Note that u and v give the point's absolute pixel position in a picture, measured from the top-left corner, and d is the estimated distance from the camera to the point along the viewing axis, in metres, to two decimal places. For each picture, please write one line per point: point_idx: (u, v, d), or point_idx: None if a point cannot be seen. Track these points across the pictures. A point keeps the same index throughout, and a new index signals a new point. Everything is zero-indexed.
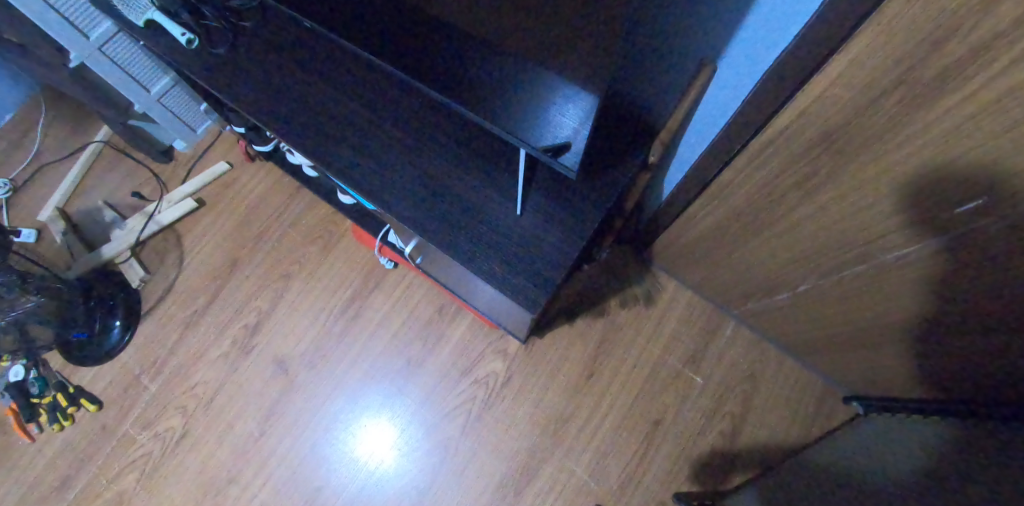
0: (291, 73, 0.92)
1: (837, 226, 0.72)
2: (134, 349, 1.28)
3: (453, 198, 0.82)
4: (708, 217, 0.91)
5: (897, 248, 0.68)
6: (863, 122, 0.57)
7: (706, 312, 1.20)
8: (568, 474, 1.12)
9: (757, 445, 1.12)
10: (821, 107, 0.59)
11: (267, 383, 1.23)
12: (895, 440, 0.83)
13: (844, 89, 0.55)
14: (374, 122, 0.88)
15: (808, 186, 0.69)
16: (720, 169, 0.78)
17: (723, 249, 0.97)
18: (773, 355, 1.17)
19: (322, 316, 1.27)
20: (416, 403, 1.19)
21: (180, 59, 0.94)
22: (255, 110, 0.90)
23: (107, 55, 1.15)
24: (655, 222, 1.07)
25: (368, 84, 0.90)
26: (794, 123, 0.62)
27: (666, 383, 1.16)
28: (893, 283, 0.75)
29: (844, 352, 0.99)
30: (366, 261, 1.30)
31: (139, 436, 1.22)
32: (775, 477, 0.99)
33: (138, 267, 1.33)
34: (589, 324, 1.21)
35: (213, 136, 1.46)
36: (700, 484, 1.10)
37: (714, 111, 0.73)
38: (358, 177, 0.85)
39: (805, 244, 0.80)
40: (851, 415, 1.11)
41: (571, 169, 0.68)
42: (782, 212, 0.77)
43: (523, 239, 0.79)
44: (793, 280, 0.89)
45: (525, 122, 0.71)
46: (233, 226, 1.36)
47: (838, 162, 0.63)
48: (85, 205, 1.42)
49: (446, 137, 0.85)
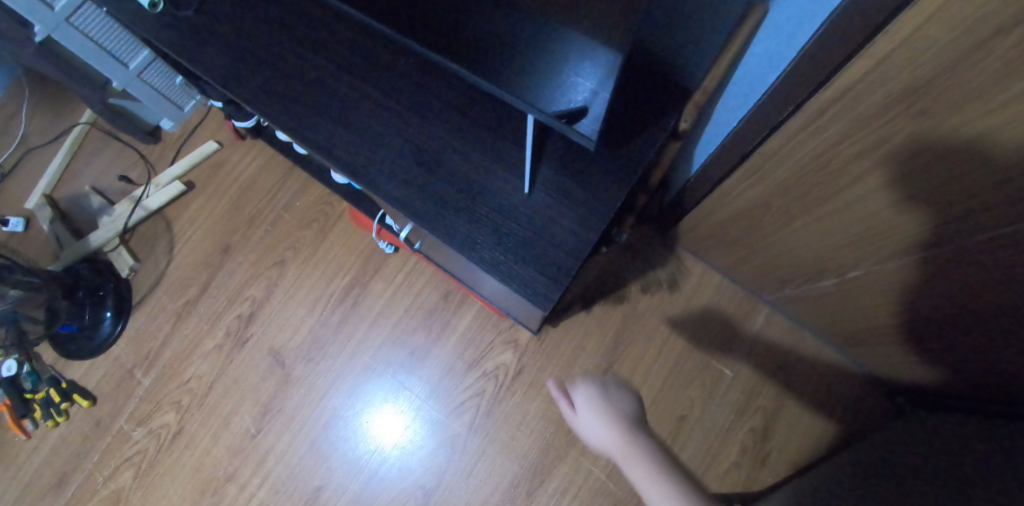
0: (269, 38, 0.82)
1: (909, 203, 0.61)
2: (126, 342, 1.21)
3: (452, 177, 0.72)
4: (747, 192, 0.80)
5: (972, 233, 0.58)
6: (960, 74, 0.46)
7: (735, 298, 1.10)
8: (585, 475, 1.04)
9: (792, 442, 1.02)
10: (906, 55, 0.47)
11: (264, 377, 1.15)
12: (946, 449, 0.76)
13: (941, 30, 0.44)
14: (363, 92, 0.77)
15: (877, 156, 0.58)
16: (766, 136, 0.67)
17: (761, 230, 0.87)
18: (810, 343, 1.07)
19: (319, 305, 1.18)
20: (422, 397, 1.12)
21: (149, 25, 0.84)
22: (231, 80, 0.80)
23: (76, 28, 1.06)
24: (682, 199, 0.96)
25: (357, 47, 0.80)
26: (868, 76, 0.51)
27: (692, 376, 1.07)
28: (960, 273, 0.64)
29: (897, 346, 0.88)
30: (365, 245, 1.21)
31: (134, 433, 1.15)
32: (817, 482, 0.90)
33: (127, 256, 1.24)
34: (607, 310, 1.12)
35: (201, 113, 1.36)
36: (729, 485, 1.01)
37: (763, 65, 0.62)
38: (345, 156, 0.75)
39: (864, 224, 0.69)
40: (896, 410, 1.01)
41: (591, 139, 0.57)
42: (839, 187, 0.66)
43: (531, 222, 0.70)
44: (843, 265, 0.79)
45: (530, 84, 0.59)
46: (224, 211, 1.27)
47: (918, 125, 0.52)
48: (72, 190, 1.34)
49: (444, 106, 0.75)
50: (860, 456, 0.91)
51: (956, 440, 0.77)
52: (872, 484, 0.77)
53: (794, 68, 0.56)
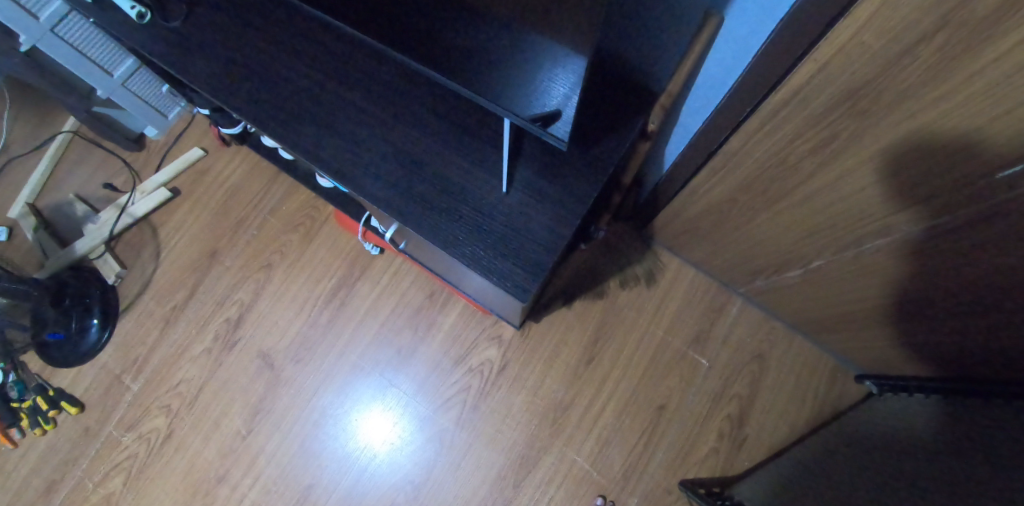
0: (254, 47, 0.84)
1: (860, 195, 0.65)
2: (114, 348, 1.22)
3: (434, 178, 0.75)
4: (714, 189, 0.85)
5: (920, 221, 0.63)
6: (894, 75, 0.50)
7: (710, 290, 1.15)
8: (569, 464, 1.08)
9: (765, 427, 1.07)
10: (846, 60, 0.52)
11: (253, 379, 1.17)
12: (914, 432, 0.80)
13: (873, 37, 0.49)
14: (347, 98, 0.80)
15: (827, 151, 0.63)
16: (728, 136, 0.72)
17: (729, 224, 0.91)
18: (781, 332, 1.12)
19: (307, 307, 1.21)
20: (409, 394, 1.14)
21: (136, 36, 0.87)
22: (217, 87, 0.82)
23: (62, 38, 1.07)
24: (656, 196, 1.00)
25: (340, 55, 0.83)
26: (813, 80, 0.56)
27: (670, 366, 1.11)
28: (913, 258, 0.69)
29: (861, 332, 0.93)
30: (351, 247, 1.24)
31: (123, 438, 1.16)
32: (791, 465, 0.95)
33: (113, 263, 1.25)
34: (588, 306, 1.15)
35: (185, 121, 1.38)
36: (707, 470, 1.06)
37: (722, 69, 0.67)
38: (330, 159, 0.78)
39: (822, 215, 0.73)
40: (862, 394, 1.06)
41: (564, 140, 0.61)
42: (797, 182, 0.71)
43: (509, 220, 0.73)
44: (806, 255, 0.84)
45: (506, 91, 0.63)
46: (211, 216, 1.29)
47: (862, 123, 0.57)
48: (55, 198, 1.34)
49: (425, 110, 0.78)
50: (831, 440, 0.95)
51: (918, 419, 0.82)
52: (850, 472, 0.81)
53: (749, 71, 0.61)
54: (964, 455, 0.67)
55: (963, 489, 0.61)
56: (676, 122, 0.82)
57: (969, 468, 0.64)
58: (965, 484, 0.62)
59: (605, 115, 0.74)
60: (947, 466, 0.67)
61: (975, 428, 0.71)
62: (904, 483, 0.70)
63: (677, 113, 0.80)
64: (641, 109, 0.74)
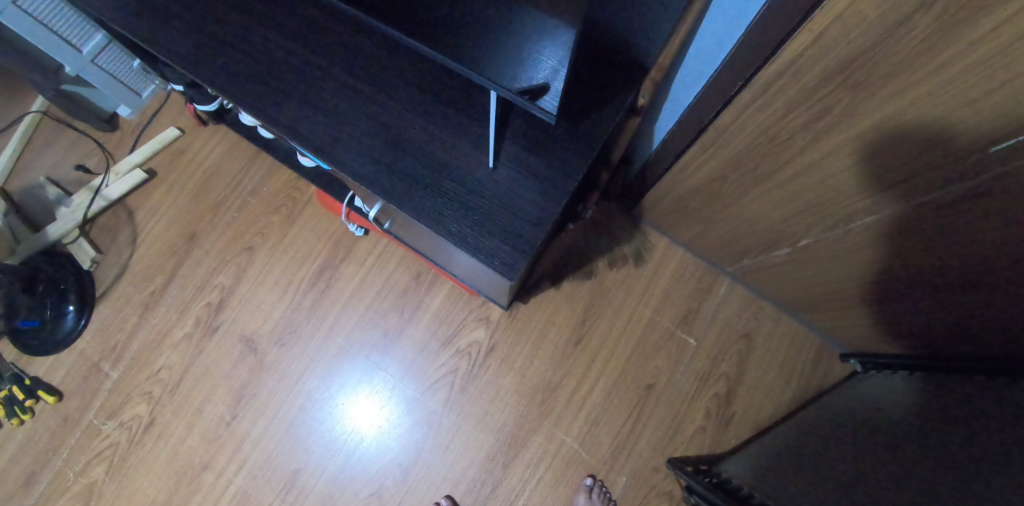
0: (229, 18, 0.81)
1: (849, 171, 0.65)
2: (91, 335, 1.18)
3: (418, 154, 0.73)
4: (704, 166, 0.84)
5: (914, 197, 0.62)
6: (890, 47, 0.49)
7: (698, 270, 1.15)
8: (559, 444, 1.08)
9: (752, 405, 1.08)
10: (841, 30, 0.51)
11: (236, 364, 1.15)
12: (900, 409, 0.81)
13: (871, 6, 0.47)
14: (326, 71, 0.78)
15: (819, 127, 0.62)
16: (719, 111, 0.71)
17: (719, 202, 0.90)
18: (768, 311, 1.12)
19: (291, 290, 1.18)
20: (397, 376, 1.13)
21: (103, 8, 0.82)
22: (191, 63, 0.79)
23: (25, 11, 1.01)
24: (646, 173, 0.99)
25: (320, 26, 0.80)
26: (808, 50, 0.55)
27: (659, 346, 1.11)
28: (904, 235, 0.68)
29: (852, 311, 0.93)
30: (335, 229, 1.21)
31: (104, 427, 1.13)
32: (778, 443, 0.95)
33: (88, 248, 1.21)
34: (576, 285, 1.15)
35: (160, 100, 1.33)
36: (695, 448, 1.07)
37: (713, 43, 0.65)
38: (310, 135, 0.75)
39: (811, 192, 0.73)
40: (846, 371, 1.08)
41: (552, 113, 0.58)
42: (789, 157, 0.70)
43: (496, 197, 0.71)
44: (796, 233, 0.83)
45: (491, 60, 0.60)
46: (189, 199, 1.25)
47: (855, 97, 0.56)
48: (26, 181, 1.28)
49: (409, 84, 0.76)
50: (817, 418, 0.96)
51: (905, 396, 0.83)
52: (836, 451, 0.82)
53: (743, 42, 0.59)
54: (956, 435, 0.67)
55: (957, 471, 0.62)
56: (667, 97, 0.80)
57: (961, 450, 0.64)
58: (957, 466, 0.62)
59: (593, 89, 0.72)
60: (936, 447, 0.68)
61: (964, 408, 0.71)
62: (895, 463, 0.70)
63: (667, 86, 0.78)
64: (631, 83, 0.72)
